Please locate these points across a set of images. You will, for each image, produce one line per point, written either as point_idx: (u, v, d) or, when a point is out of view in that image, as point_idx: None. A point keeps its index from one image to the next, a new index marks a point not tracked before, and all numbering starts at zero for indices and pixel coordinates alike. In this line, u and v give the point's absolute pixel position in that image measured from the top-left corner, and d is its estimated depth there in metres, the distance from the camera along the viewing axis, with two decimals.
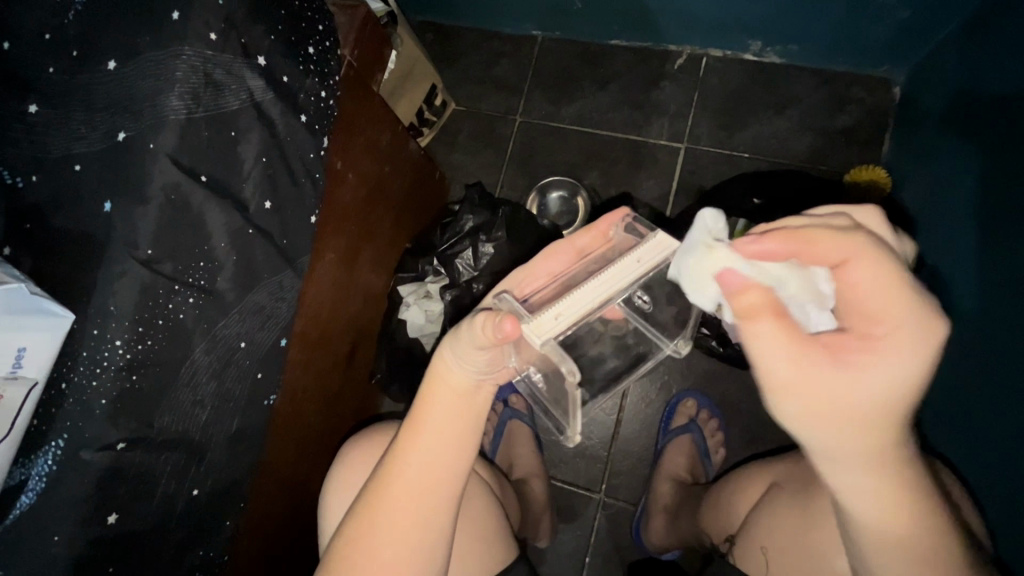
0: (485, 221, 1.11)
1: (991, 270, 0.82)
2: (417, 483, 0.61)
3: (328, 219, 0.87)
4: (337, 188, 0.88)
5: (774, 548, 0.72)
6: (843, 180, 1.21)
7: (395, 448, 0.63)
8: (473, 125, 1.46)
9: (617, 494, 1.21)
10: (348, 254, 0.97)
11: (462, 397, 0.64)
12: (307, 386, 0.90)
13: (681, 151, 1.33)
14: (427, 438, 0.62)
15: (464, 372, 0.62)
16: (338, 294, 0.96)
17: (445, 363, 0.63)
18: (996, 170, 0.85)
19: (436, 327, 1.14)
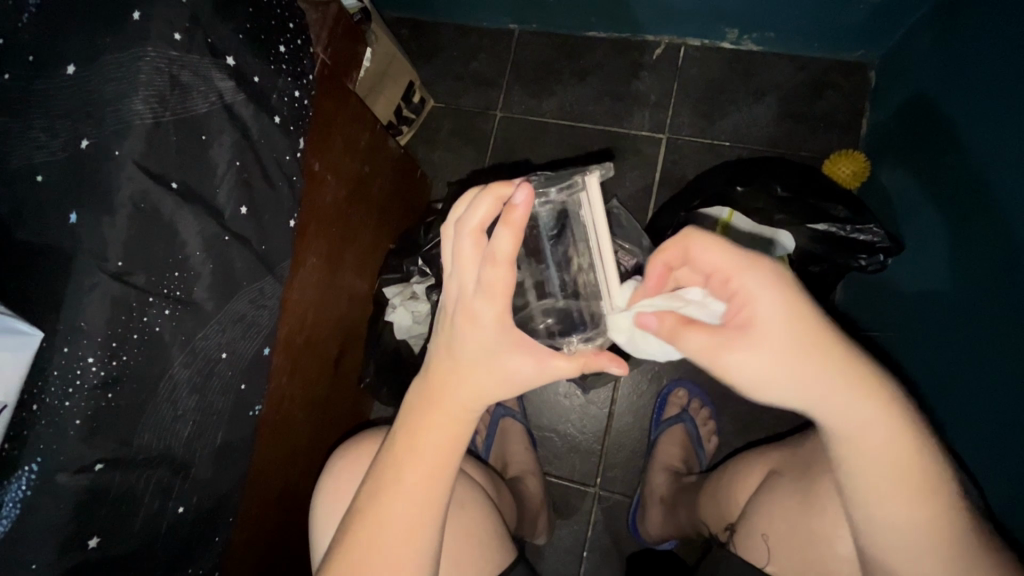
0: None
1: (973, 248, 0.83)
2: (410, 510, 0.60)
3: (308, 223, 0.86)
4: (316, 190, 0.86)
5: (777, 535, 0.72)
6: (823, 166, 1.22)
7: (386, 473, 0.61)
8: (454, 122, 1.44)
9: (613, 487, 1.21)
10: (330, 257, 0.95)
11: (458, 421, 0.60)
12: (294, 393, 0.89)
13: (662, 141, 1.33)
14: (425, 461, 0.60)
15: (473, 403, 0.60)
16: (321, 298, 0.94)
17: (457, 402, 0.60)
18: (971, 151, 0.87)
19: (424, 327, 1.12)
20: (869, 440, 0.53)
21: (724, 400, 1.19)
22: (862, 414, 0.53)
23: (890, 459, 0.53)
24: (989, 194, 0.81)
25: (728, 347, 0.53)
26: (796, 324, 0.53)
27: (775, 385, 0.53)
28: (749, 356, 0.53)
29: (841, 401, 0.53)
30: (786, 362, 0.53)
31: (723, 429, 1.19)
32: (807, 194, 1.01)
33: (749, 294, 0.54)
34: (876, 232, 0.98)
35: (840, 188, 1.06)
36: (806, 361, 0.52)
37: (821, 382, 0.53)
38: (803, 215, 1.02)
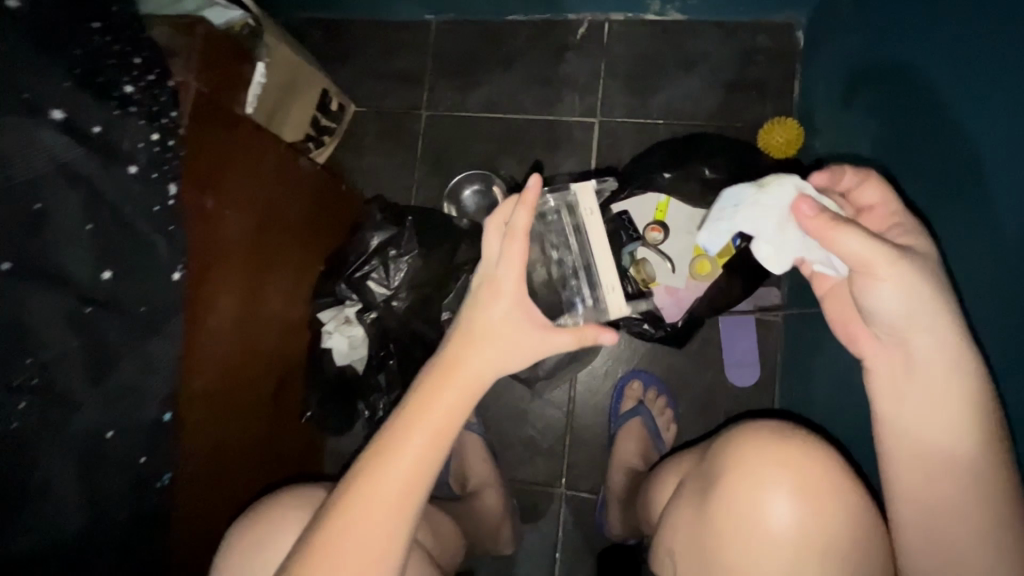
0: (391, 234, 1.03)
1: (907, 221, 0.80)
2: (403, 486, 0.56)
3: (208, 265, 0.79)
4: (214, 228, 0.80)
5: (682, 551, 0.71)
6: (759, 135, 1.18)
7: (382, 444, 0.57)
8: (379, 125, 1.36)
9: (578, 485, 1.19)
10: (246, 293, 0.90)
11: (468, 392, 0.59)
12: (215, 443, 0.84)
13: (595, 125, 1.27)
14: (433, 435, 0.58)
15: (487, 375, 0.60)
16: (240, 338, 0.89)
17: (473, 369, 0.59)
18: (893, 117, 0.84)
19: (364, 351, 1.07)
20: (949, 388, 0.61)
21: (681, 386, 1.18)
22: (951, 364, 0.60)
23: (972, 410, 0.60)
24: (913, 169, 0.79)
25: (872, 244, 0.59)
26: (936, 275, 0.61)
27: (903, 293, 0.60)
28: (885, 257, 0.59)
29: (937, 344, 0.61)
30: (927, 283, 0.59)
31: (684, 414, 1.17)
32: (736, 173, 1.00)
33: (911, 234, 0.64)
34: None
35: (771, 162, 1.03)
36: (935, 299, 0.60)
37: (933, 316, 0.60)
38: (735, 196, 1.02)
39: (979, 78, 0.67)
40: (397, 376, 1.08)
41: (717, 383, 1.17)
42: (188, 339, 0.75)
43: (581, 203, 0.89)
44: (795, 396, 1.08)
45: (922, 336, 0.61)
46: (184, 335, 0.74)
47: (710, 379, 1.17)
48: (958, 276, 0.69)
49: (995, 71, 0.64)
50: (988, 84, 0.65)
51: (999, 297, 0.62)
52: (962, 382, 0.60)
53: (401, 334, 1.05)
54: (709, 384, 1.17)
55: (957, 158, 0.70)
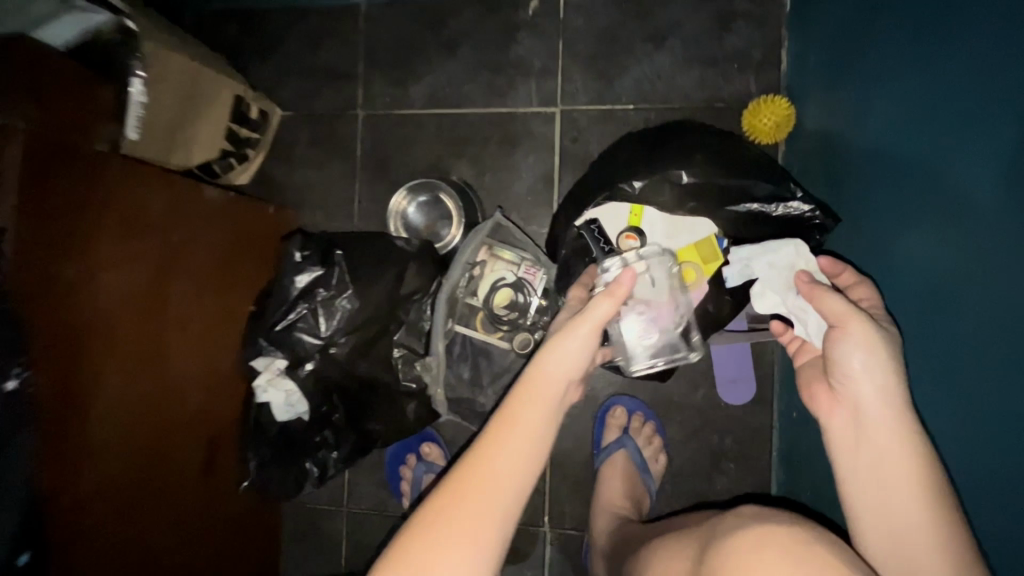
0: (319, 272, 0.89)
1: (905, 236, 0.66)
2: (509, 472, 0.58)
3: (61, 338, 0.66)
4: (67, 295, 0.66)
5: None
6: (744, 117, 1.02)
7: (486, 438, 0.60)
8: (311, 131, 1.19)
9: (563, 523, 1.08)
10: (138, 356, 0.77)
11: (556, 388, 0.62)
12: (110, 528, 0.73)
13: (556, 116, 1.11)
14: (530, 439, 0.59)
15: (566, 371, 0.62)
16: (138, 409, 0.77)
17: (562, 372, 0.62)
18: (887, 106, 0.70)
19: (305, 406, 0.91)
20: (907, 461, 0.60)
21: (669, 409, 1.05)
22: (902, 430, 0.60)
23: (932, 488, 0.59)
24: (906, 184, 0.66)
25: (837, 304, 0.64)
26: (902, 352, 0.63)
27: (862, 356, 0.62)
28: (850, 317, 0.63)
29: (890, 412, 0.61)
30: (886, 350, 0.62)
31: (674, 439, 1.05)
32: (720, 176, 0.84)
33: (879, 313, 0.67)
34: (811, 208, 0.81)
35: (762, 155, 0.88)
36: (896, 367, 0.62)
37: (892, 385, 0.62)
38: (721, 201, 0.86)
39: (975, 84, 0.54)
40: (345, 430, 0.97)
41: (708, 403, 1.05)
42: (53, 435, 0.66)
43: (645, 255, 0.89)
44: (794, 417, 0.96)
45: (878, 400, 0.62)
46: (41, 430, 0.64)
47: (701, 399, 1.05)
48: (961, 324, 0.57)
49: (994, 62, 0.52)
50: (983, 93, 0.53)
51: (1004, 363, 0.51)
52: (923, 458, 0.60)
53: (343, 383, 0.92)
54: (701, 404, 1.05)
55: (949, 171, 0.58)
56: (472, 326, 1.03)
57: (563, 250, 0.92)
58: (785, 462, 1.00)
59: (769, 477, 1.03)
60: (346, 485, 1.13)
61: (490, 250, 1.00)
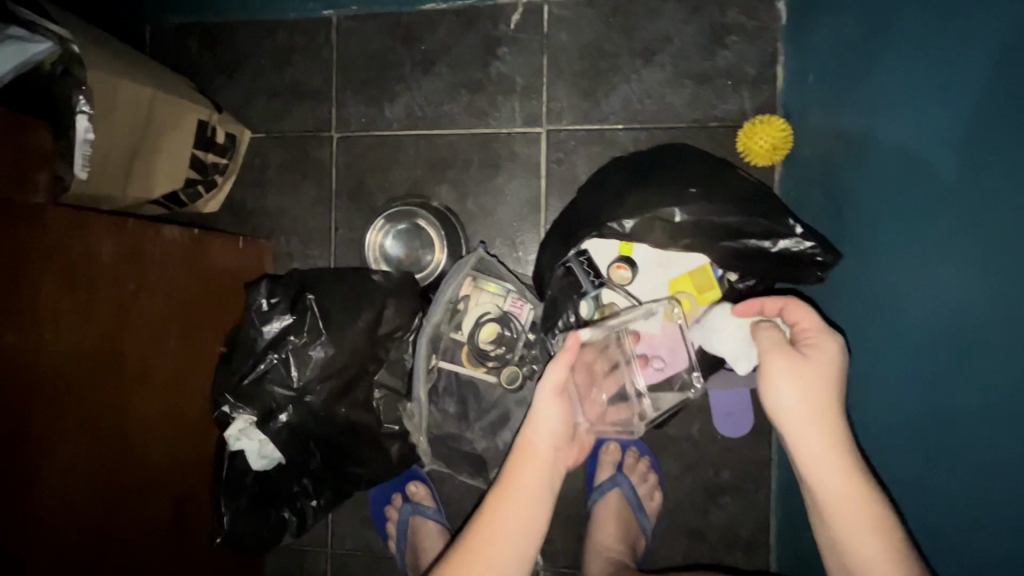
0: (289, 319, 0.84)
1: (917, 278, 0.62)
2: (512, 547, 0.65)
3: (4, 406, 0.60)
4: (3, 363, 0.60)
5: None
6: (739, 137, 0.97)
7: (484, 512, 0.67)
8: (282, 155, 1.12)
9: (556, 561, 1.05)
10: (93, 416, 0.71)
11: (547, 466, 0.68)
12: None
13: (541, 137, 1.05)
14: (531, 508, 0.66)
15: (547, 448, 0.68)
16: (94, 474, 0.71)
17: (546, 448, 0.68)
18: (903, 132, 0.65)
19: (279, 454, 0.86)
20: (852, 496, 0.59)
21: (665, 442, 1.02)
22: (845, 468, 0.60)
23: (877, 520, 0.59)
24: (924, 225, 0.61)
25: (766, 336, 0.67)
26: (832, 381, 0.62)
27: (793, 403, 0.62)
28: (773, 363, 0.64)
29: (826, 451, 0.60)
30: (813, 381, 0.62)
31: (669, 474, 1.02)
32: (713, 212, 0.80)
33: (814, 341, 0.65)
34: (812, 246, 0.78)
35: (754, 184, 0.83)
36: (824, 402, 0.62)
37: (827, 429, 0.61)
38: (716, 235, 0.82)
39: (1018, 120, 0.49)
40: (326, 477, 0.91)
41: (703, 436, 1.01)
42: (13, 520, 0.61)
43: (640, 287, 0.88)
44: None
45: (813, 439, 0.61)
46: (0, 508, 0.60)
47: (696, 432, 1.01)
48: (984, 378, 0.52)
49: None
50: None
51: None
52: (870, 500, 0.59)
53: (321, 431, 0.86)
54: (696, 438, 1.01)
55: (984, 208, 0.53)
56: (458, 360, 0.97)
57: (548, 291, 0.89)
58: (784, 497, 0.96)
59: (767, 512, 1.00)
60: (329, 527, 1.08)
61: (475, 282, 0.95)
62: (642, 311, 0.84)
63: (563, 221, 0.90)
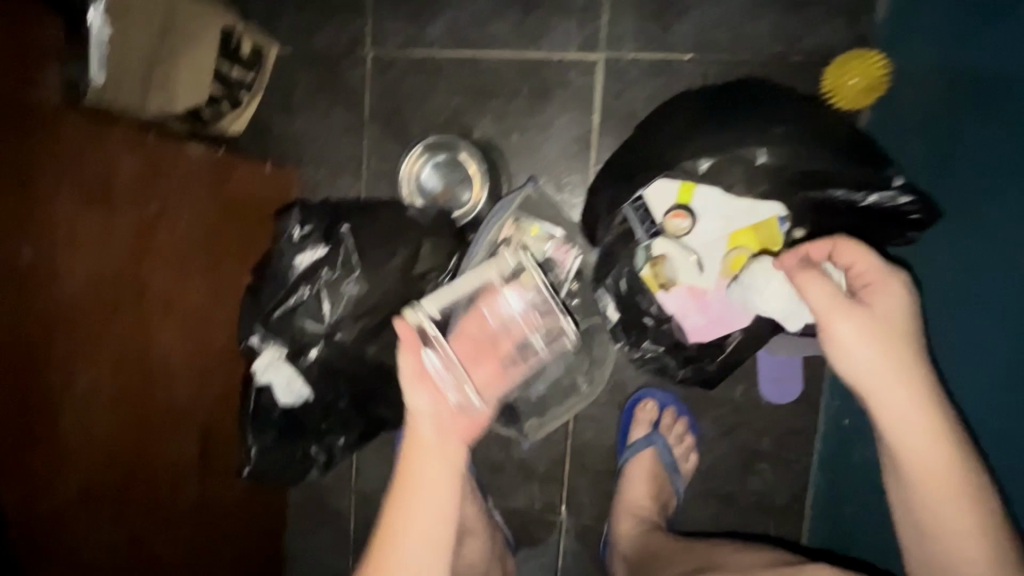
0: (322, 251, 0.78)
1: None
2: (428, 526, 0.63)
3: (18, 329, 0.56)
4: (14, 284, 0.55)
5: None
6: (825, 76, 0.86)
7: (388, 502, 0.64)
8: (312, 74, 1.03)
9: (580, 513, 1.03)
10: (119, 344, 0.67)
11: (443, 445, 0.64)
12: (106, 529, 0.69)
13: (598, 66, 0.94)
14: (434, 489, 0.63)
15: (426, 428, 0.64)
16: (119, 402, 0.68)
17: (431, 429, 0.64)
18: None
19: (308, 391, 0.82)
20: (931, 438, 0.59)
21: (705, 404, 0.97)
22: (935, 422, 0.59)
23: (953, 452, 0.59)
24: None
25: (818, 295, 0.62)
26: (897, 326, 0.61)
27: (869, 361, 0.60)
28: (835, 319, 0.61)
29: (916, 403, 0.59)
30: (890, 330, 0.60)
31: (706, 437, 0.98)
32: (799, 158, 0.71)
33: (880, 288, 0.63)
34: (909, 202, 0.69)
35: (846, 127, 0.73)
36: (897, 348, 0.60)
37: (912, 388, 0.59)
38: (797, 184, 0.74)
39: None
40: (353, 417, 0.88)
41: (747, 400, 0.96)
42: (21, 448, 0.58)
43: (697, 235, 0.80)
44: (847, 424, 0.87)
45: (892, 389, 0.59)
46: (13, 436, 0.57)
47: (740, 396, 0.96)
48: None
49: None
50: None
51: None
52: (959, 455, 0.59)
53: (352, 371, 0.82)
54: (740, 402, 0.96)
55: None
56: None
57: (606, 237, 0.81)
58: (828, 469, 0.92)
59: (807, 480, 0.96)
60: (352, 464, 1.07)
61: (515, 222, 0.87)
62: (472, 276, 0.75)
63: (621, 162, 0.82)
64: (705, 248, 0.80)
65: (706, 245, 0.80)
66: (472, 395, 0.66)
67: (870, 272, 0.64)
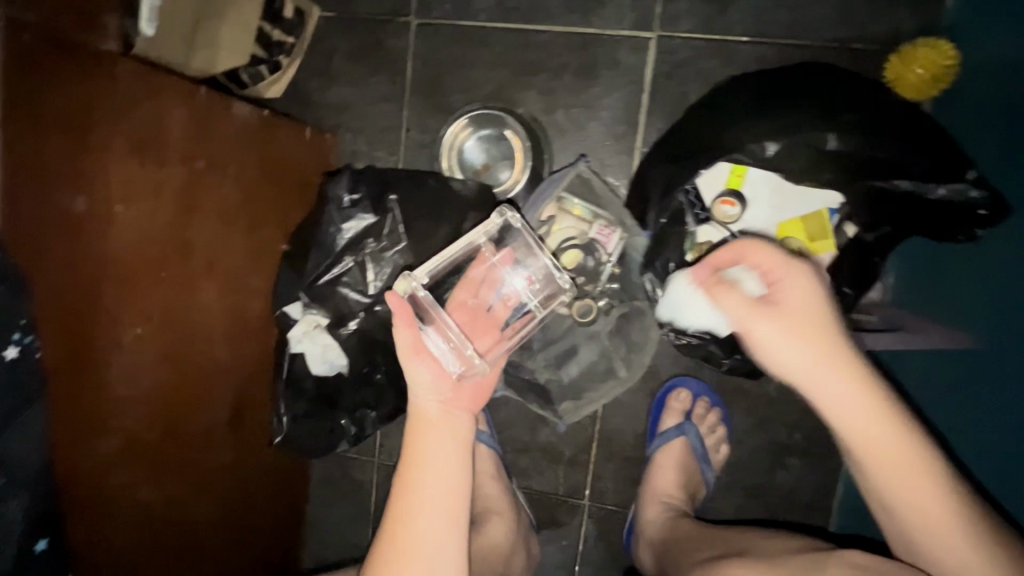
0: (367, 220, 0.77)
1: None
2: (439, 495, 0.65)
3: (74, 281, 0.54)
4: (72, 235, 0.53)
5: None
6: (887, 64, 0.84)
7: (400, 476, 0.66)
8: (353, 40, 1.00)
9: (605, 498, 1.03)
10: (166, 303, 0.65)
11: (444, 419, 0.67)
12: (150, 492, 0.67)
13: (650, 44, 0.91)
14: (442, 469, 0.65)
15: (428, 402, 0.66)
16: (165, 363, 0.67)
17: (435, 401, 0.67)
18: None
19: (344, 361, 0.81)
20: (885, 435, 0.56)
21: (739, 396, 0.96)
22: (884, 416, 0.57)
23: (910, 439, 0.56)
24: None
25: (729, 300, 0.62)
26: (819, 316, 0.58)
27: (791, 365, 0.58)
28: (754, 325, 0.60)
29: (862, 403, 0.56)
30: (809, 330, 0.58)
31: (737, 429, 0.97)
32: (873, 147, 0.70)
33: (788, 289, 0.60)
34: (978, 196, 0.67)
35: (915, 113, 0.71)
36: (824, 345, 0.57)
37: (855, 388, 0.57)
38: (857, 171, 0.73)
39: None
40: (386, 390, 0.87)
41: (782, 394, 0.94)
42: (73, 405, 0.56)
43: (751, 226, 0.78)
44: None
45: (833, 387, 0.57)
46: (65, 391, 0.55)
47: (775, 389, 0.95)
48: None
49: None
50: None
51: None
52: (915, 446, 0.57)
53: (389, 344, 0.81)
54: (774, 395, 0.95)
55: None
56: None
57: (660, 219, 0.79)
58: None
59: (837, 476, 0.95)
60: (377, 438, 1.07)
61: (558, 202, 0.87)
62: (459, 242, 0.76)
63: (675, 142, 0.80)
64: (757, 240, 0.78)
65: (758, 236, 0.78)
66: (475, 358, 0.72)
67: (776, 269, 0.62)
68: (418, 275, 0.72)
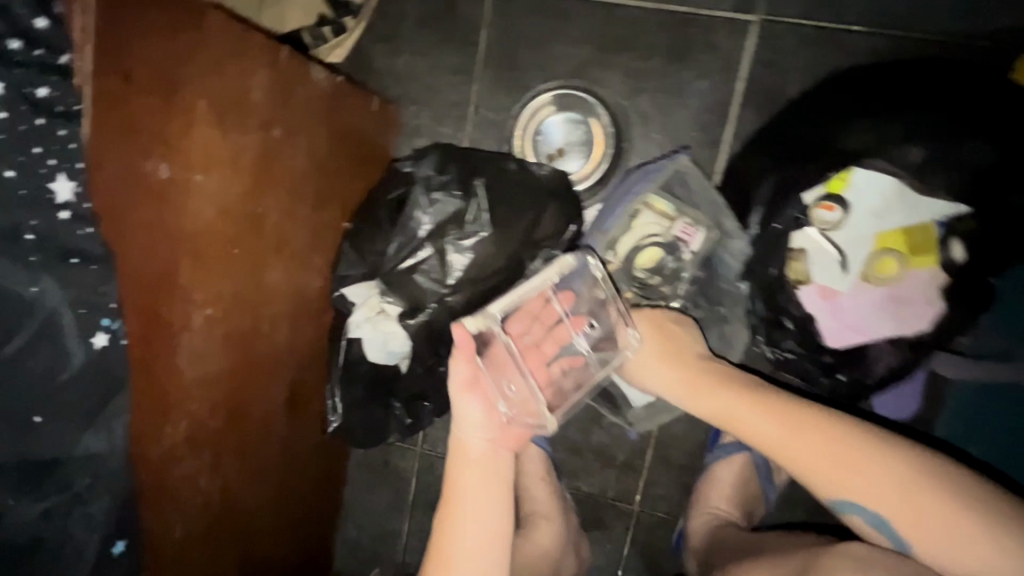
0: (451, 206, 0.72)
1: None
2: (482, 532, 0.63)
3: (152, 258, 0.50)
4: (153, 207, 0.49)
5: None
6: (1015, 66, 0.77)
7: (442, 511, 0.65)
8: (424, 5, 0.93)
9: (656, 505, 0.99)
10: (234, 283, 0.61)
11: (490, 455, 0.67)
12: (206, 482, 0.63)
13: (751, 29, 0.84)
14: (484, 502, 0.65)
15: (473, 438, 0.67)
16: (231, 346, 0.62)
17: (481, 438, 0.67)
18: None
19: (407, 351, 0.77)
20: (780, 429, 0.65)
21: None
22: (773, 416, 0.66)
23: (798, 422, 0.64)
24: None
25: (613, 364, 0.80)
26: (658, 343, 0.78)
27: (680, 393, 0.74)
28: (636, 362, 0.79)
29: (746, 412, 0.68)
30: (670, 354, 0.76)
31: None
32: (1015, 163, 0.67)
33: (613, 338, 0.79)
34: None
35: None
36: (691, 367, 0.74)
37: (731, 406, 0.69)
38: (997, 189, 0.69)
39: None
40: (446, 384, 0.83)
41: None
42: (146, 390, 0.52)
43: (849, 232, 0.74)
44: None
45: (753, 417, 0.67)
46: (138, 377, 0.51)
47: None
48: None
49: None
50: None
51: None
52: (821, 432, 0.63)
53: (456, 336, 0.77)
54: None
55: None
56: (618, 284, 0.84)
57: (774, 225, 0.75)
58: None
59: None
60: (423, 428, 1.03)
61: (646, 197, 0.80)
62: (533, 280, 0.72)
63: (787, 143, 0.76)
64: (854, 247, 0.74)
65: (855, 244, 0.74)
66: (540, 408, 0.73)
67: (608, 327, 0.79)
68: (493, 314, 0.69)
